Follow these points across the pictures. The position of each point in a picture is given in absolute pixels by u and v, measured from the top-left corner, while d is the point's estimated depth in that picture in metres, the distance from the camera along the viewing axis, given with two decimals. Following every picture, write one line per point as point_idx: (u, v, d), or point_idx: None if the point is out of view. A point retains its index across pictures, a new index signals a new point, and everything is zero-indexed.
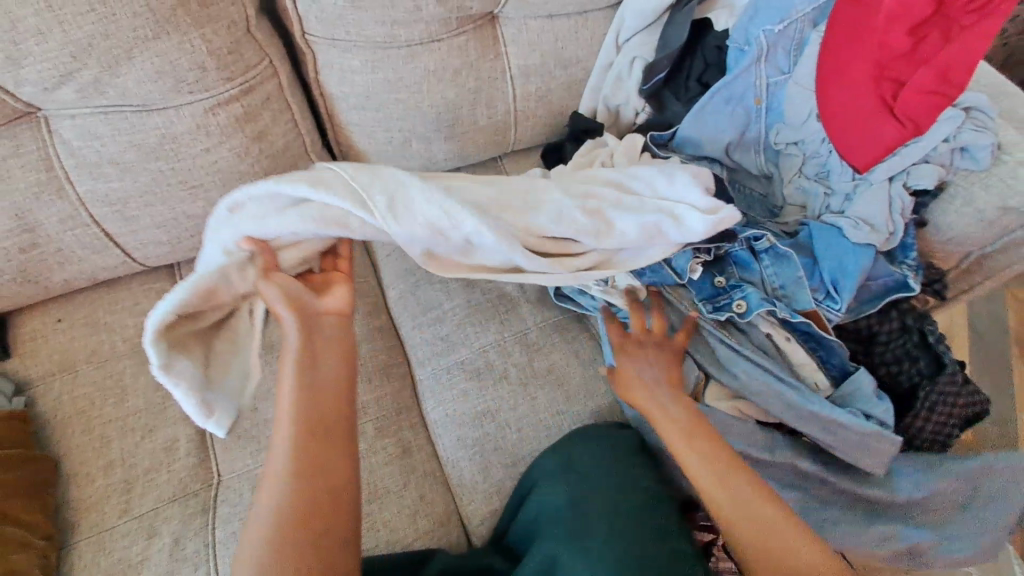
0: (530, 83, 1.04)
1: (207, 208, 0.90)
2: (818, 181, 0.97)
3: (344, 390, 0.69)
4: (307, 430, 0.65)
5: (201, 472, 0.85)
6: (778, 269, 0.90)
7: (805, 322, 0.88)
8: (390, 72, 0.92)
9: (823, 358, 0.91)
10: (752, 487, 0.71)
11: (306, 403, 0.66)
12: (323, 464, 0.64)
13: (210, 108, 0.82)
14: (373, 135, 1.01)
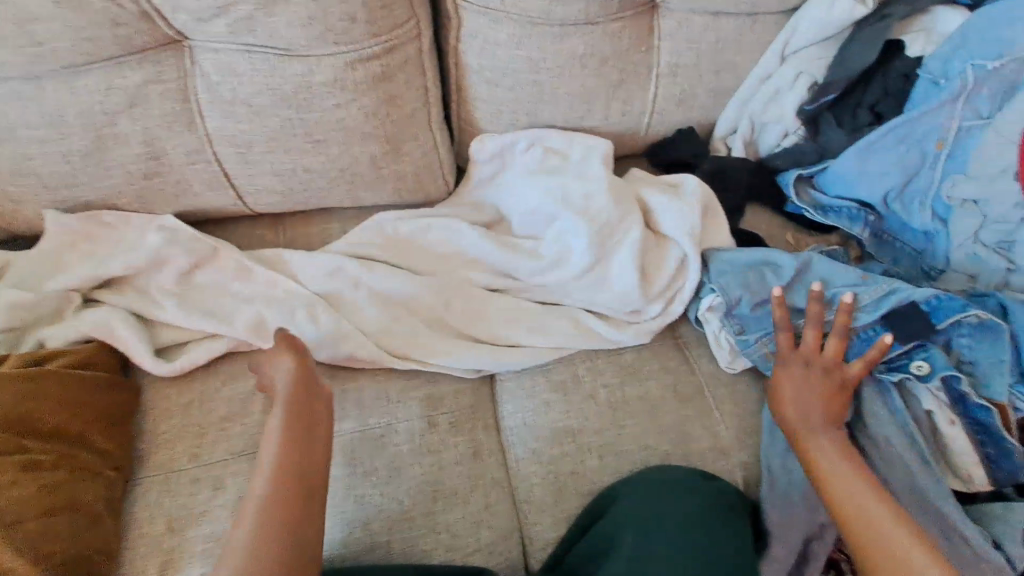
0: (675, 84, 0.95)
1: (325, 164, 0.87)
2: (998, 251, 0.84)
3: (132, 398, 0.82)
4: (294, 499, 0.63)
5: (270, 431, 0.82)
6: (974, 344, 0.80)
7: (987, 409, 0.78)
8: (534, 52, 0.86)
9: (990, 458, 0.79)
10: (867, 477, 0.71)
11: (289, 479, 0.65)
12: (296, 541, 0.60)
13: (350, 62, 0.79)
14: (498, 114, 0.95)
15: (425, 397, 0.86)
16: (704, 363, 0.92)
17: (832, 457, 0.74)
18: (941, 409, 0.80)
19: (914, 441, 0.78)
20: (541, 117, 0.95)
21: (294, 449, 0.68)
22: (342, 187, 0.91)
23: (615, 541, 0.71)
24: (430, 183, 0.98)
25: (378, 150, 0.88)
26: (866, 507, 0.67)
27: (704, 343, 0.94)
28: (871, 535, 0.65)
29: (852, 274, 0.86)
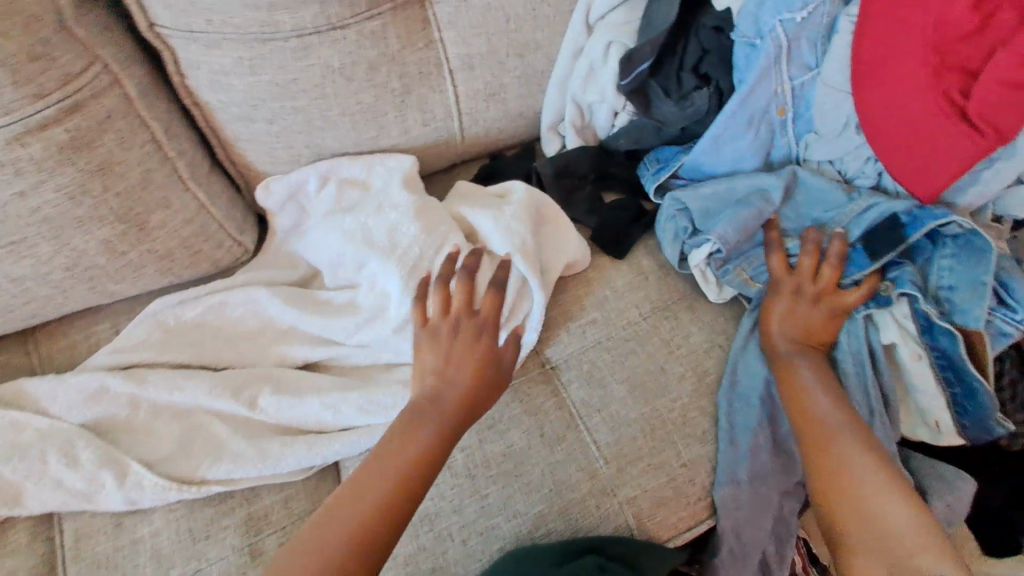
0: (475, 78, 0.81)
1: (38, 266, 0.70)
2: None
3: None
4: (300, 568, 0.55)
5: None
6: (954, 266, 0.68)
7: (948, 338, 0.66)
8: (278, 72, 0.69)
9: (956, 400, 0.68)
10: (851, 421, 0.63)
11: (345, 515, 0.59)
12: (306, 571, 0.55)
13: (15, 138, 0.60)
14: (272, 152, 0.78)
15: (244, 519, 0.71)
16: (575, 391, 0.81)
17: (813, 392, 0.65)
18: (905, 343, 0.68)
19: (857, 377, 0.69)
20: (325, 147, 0.78)
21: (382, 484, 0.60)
22: (83, 286, 0.74)
23: None
24: (214, 250, 0.81)
25: (111, 233, 0.71)
26: (855, 475, 0.59)
27: (575, 368, 0.82)
28: (867, 517, 0.57)
29: (836, 189, 0.73)
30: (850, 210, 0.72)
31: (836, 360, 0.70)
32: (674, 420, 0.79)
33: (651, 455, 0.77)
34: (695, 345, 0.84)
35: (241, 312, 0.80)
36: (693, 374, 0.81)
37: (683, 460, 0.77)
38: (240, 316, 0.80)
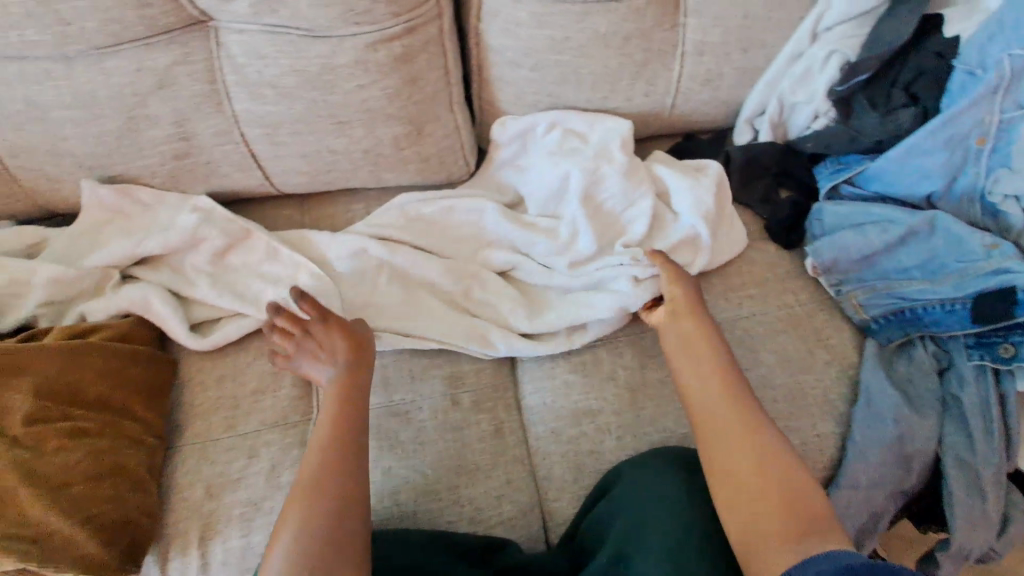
0: (700, 64, 0.93)
1: (348, 145, 0.88)
2: None
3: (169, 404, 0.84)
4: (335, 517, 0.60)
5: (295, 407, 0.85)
6: None
7: None
8: (558, 30, 0.85)
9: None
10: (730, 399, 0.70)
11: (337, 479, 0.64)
12: (341, 528, 0.60)
13: (372, 43, 0.78)
14: (520, 96, 0.95)
15: (448, 375, 0.89)
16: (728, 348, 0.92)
17: (699, 383, 0.73)
18: None
19: (982, 420, 0.82)
20: (563, 99, 0.94)
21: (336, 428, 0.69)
22: (366, 168, 0.92)
23: (622, 527, 0.71)
24: (452, 164, 0.99)
25: (400, 131, 0.89)
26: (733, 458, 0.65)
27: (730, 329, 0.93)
28: (744, 485, 0.63)
29: (976, 243, 0.85)
30: (983, 267, 0.85)
31: (959, 403, 0.84)
32: (813, 395, 0.88)
33: (789, 418, 0.87)
34: (842, 335, 0.92)
35: (464, 216, 0.97)
36: (835, 358, 0.91)
37: (817, 430, 0.86)
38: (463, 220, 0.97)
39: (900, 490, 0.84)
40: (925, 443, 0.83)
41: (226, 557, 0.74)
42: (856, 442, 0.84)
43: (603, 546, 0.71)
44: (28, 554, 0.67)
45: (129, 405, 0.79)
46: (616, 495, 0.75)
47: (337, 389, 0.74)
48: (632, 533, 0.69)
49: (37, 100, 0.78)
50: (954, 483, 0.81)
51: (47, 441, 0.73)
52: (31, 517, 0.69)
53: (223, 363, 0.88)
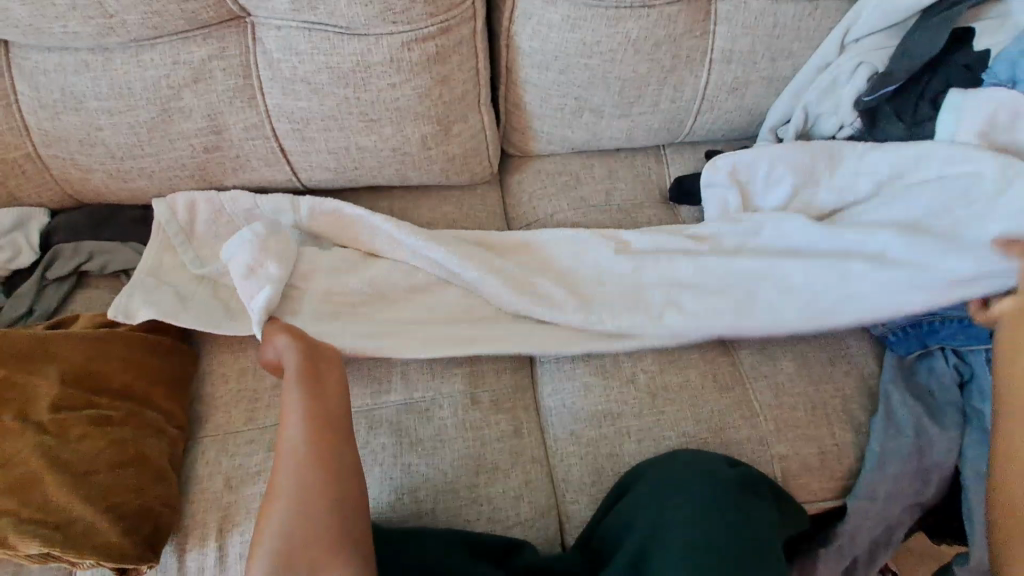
0: (727, 72, 0.94)
1: (377, 143, 0.88)
2: None
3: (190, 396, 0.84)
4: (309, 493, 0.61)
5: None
6: None
7: None
8: (589, 34, 0.85)
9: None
10: None
11: (310, 452, 0.64)
12: (314, 508, 0.60)
13: (407, 43, 0.79)
14: (547, 98, 0.95)
15: (468, 374, 0.89)
16: (748, 355, 0.92)
17: None
18: None
19: None
20: (590, 102, 0.95)
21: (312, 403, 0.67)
22: (393, 166, 0.92)
23: (635, 525, 0.72)
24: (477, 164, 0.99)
25: (429, 130, 0.90)
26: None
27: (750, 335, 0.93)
28: None
29: None
30: None
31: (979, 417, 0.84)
32: (834, 404, 0.88)
33: (810, 426, 0.86)
34: (861, 345, 0.92)
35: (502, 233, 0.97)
36: (855, 367, 0.91)
37: (836, 440, 0.85)
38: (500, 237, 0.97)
39: (916, 503, 0.83)
40: (942, 454, 0.83)
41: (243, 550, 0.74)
42: (873, 451, 0.83)
43: (619, 550, 0.71)
44: (50, 539, 0.67)
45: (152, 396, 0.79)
46: (630, 491, 0.77)
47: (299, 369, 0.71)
48: (654, 536, 0.69)
49: (75, 89, 0.79)
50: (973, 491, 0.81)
51: (70, 428, 0.73)
52: (56, 504, 0.69)
53: (243, 356, 0.88)
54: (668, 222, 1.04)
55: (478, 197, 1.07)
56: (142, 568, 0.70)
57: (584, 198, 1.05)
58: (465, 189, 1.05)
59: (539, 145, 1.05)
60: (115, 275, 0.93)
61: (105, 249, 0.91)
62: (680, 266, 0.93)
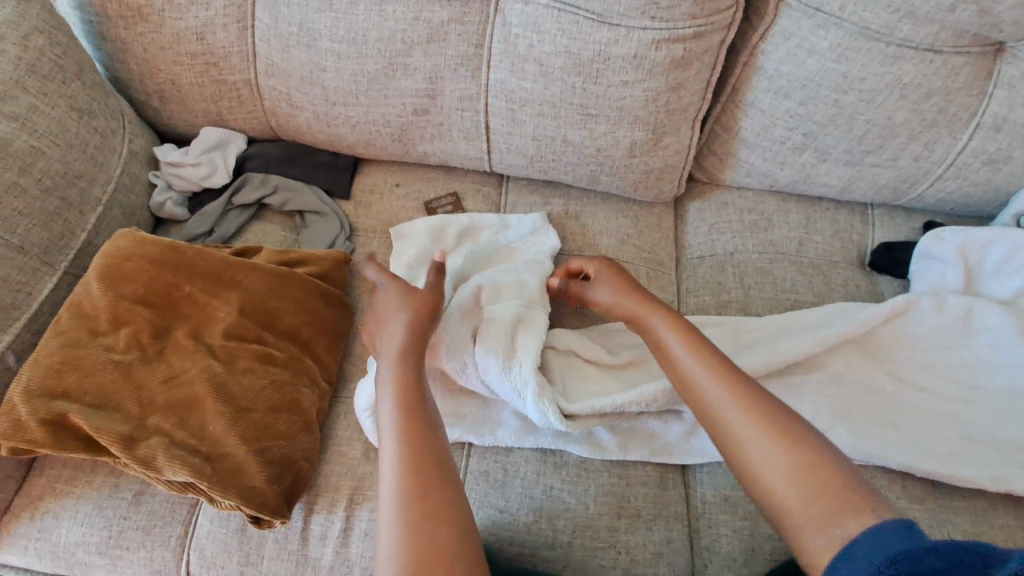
0: (992, 141, 0.82)
1: (584, 139, 0.83)
2: None
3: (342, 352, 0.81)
4: (419, 510, 0.52)
5: (452, 403, 0.77)
6: None
7: None
8: (854, 68, 0.76)
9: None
10: None
11: (412, 454, 0.56)
12: (433, 537, 0.51)
13: (657, 41, 0.73)
14: (769, 128, 0.87)
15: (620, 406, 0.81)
16: None
17: None
18: None
19: None
20: (819, 142, 0.85)
21: (408, 385, 0.61)
22: (589, 166, 0.86)
23: None
24: (669, 183, 0.92)
25: (640, 137, 0.83)
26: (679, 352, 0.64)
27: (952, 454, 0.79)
28: None
29: None
30: None
31: None
32: None
33: None
34: None
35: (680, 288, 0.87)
36: None
37: None
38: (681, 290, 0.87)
39: None
40: None
41: (369, 529, 0.70)
42: None
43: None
44: (199, 470, 0.64)
45: (314, 344, 0.77)
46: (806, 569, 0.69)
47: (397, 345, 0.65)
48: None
49: (312, 26, 0.79)
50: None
51: (238, 359, 0.72)
52: (212, 433, 0.67)
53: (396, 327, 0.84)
54: (866, 291, 0.92)
55: (654, 217, 0.99)
56: (274, 522, 0.67)
57: (772, 243, 0.95)
58: (643, 206, 0.98)
59: (735, 176, 0.96)
60: (289, 214, 0.93)
61: (288, 187, 0.91)
62: (893, 372, 0.82)
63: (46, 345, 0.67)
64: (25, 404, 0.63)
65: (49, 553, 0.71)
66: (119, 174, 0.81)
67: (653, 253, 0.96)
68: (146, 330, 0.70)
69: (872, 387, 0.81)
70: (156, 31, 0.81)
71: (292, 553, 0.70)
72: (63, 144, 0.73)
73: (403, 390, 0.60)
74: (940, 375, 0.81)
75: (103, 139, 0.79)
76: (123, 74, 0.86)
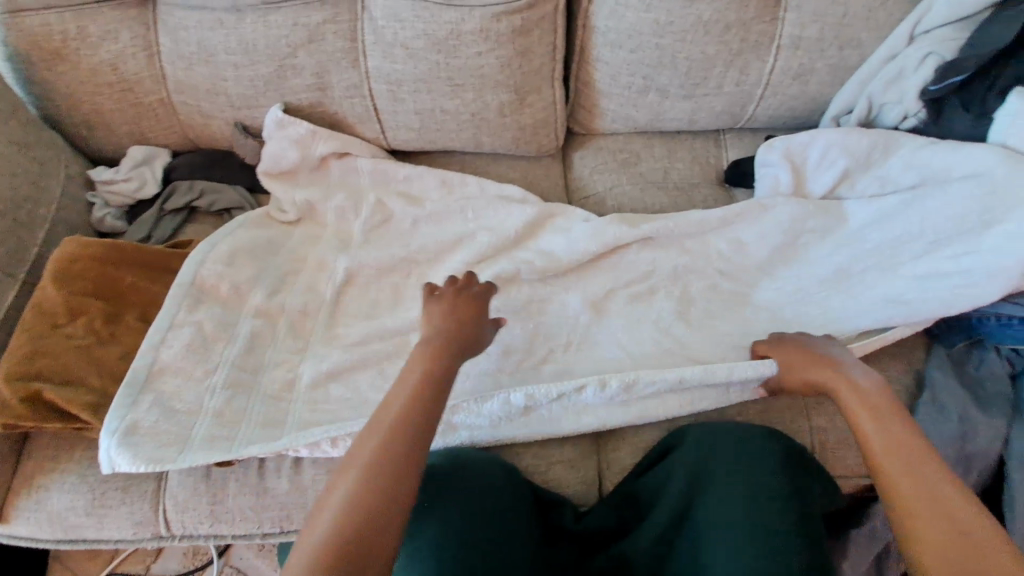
0: (795, 58, 0.97)
1: (459, 107, 0.97)
2: None
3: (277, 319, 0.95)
4: (361, 492, 0.52)
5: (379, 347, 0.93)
6: None
7: None
8: (663, 14, 0.92)
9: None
10: None
11: (372, 474, 0.54)
12: (381, 527, 0.51)
13: (496, 15, 0.88)
14: (616, 76, 1.02)
15: (522, 326, 0.96)
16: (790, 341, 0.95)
17: None
18: None
19: None
20: (656, 82, 1.01)
21: (405, 408, 0.60)
22: (470, 130, 1.01)
23: (676, 476, 0.79)
24: (545, 136, 1.06)
25: (506, 98, 0.97)
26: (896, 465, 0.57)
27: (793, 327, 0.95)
28: None
29: None
30: None
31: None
32: None
33: None
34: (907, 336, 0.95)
35: (549, 244, 1.01)
36: (900, 350, 0.94)
37: None
38: (554, 242, 1.01)
39: None
40: (984, 442, 0.85)
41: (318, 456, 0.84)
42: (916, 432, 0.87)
43: (658, 506, 0.79)
44: None
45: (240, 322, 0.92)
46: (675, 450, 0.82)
47: (418, 380, 0.65)
48: (696, 493, 0.76)
49: (209, 44, 0.92)
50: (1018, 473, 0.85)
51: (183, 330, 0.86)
52: None
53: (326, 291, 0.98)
54: (722, 203, 1.09)
55: (541, 168, 1.14)
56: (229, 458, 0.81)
57: (641, 175, 1.11)
58: (530, 160, 1.12)
59: (604, 123, 1.12)
60: (218, 213, 1.05)
61: (213, 189, 1.03)
62: (732, 275, 0.98)
63: (16, 339, 0.78)
64: (4, 387, 0.74)
65: (41, 523, 0.82)
66: (59, 195, 0.93)
67: (544, 199, 1.11)
68: (99, 318, 0.83)
69: (714, 288, 0.98)
70: (72, 68, 0.93)
71: (253, 486, 0.82)
72: (6, 172, 0.85)
73: (407, 414, 0.60)
74: (765, 269, 0.99)
75: (41, 165, 0.90)
76: (52, 110, 0.98)
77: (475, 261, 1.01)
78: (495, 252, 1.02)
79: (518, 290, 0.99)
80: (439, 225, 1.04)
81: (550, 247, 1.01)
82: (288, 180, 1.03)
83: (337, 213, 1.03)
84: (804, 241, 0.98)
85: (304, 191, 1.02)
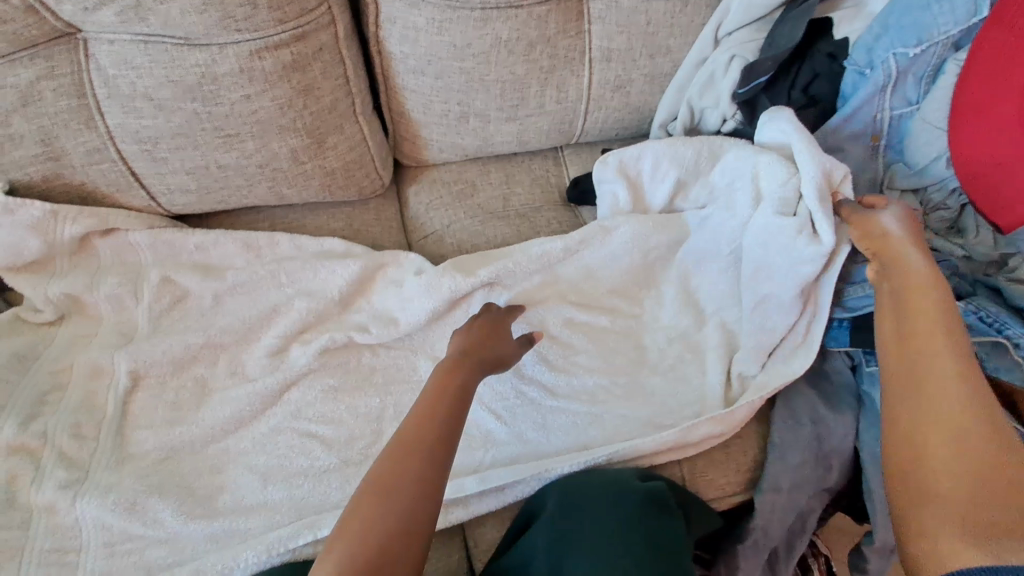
0: (609, 70, 0.93)
1: (241, 160, 0.82)
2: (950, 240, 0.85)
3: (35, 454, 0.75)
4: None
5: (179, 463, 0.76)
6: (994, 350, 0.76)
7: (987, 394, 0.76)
8: (458, 37, 0.84)
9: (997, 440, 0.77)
10: None
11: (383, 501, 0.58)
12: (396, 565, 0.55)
13: (256, 52, 0.74)
14: (429, 105, 0.92)
15: (359, 404, 0.83)
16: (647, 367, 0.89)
17: None
18: None
19: None
20: (472, 108, 0.92)
21: (399, 447, 0.62)
22: (264, 184, 0.85)
23: (534, 556, 0.70)
24: (363, 178, 0.93)
25: (298, 143, 0.83)
26: (920, 321, 0.65)
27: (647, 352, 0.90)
28: None
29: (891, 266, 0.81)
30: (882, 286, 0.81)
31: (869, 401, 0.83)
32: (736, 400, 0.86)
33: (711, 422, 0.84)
34: None
35: (381, 301, 0.89)
36: None
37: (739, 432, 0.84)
38: (387, 299, 0.89)
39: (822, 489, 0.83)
40: (839, 442, 0.83)
41: None
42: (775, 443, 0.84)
43: None
44: None
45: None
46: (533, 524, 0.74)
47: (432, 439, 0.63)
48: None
49: None
50: (871, 474, 0.80)
51: None
52: None
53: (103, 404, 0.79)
54: (568, 225, 1.02)
55: (371, 211, 1.01)
56: None
57: (480, 206, 1.02)
58: (356, 205, 0.99)
59: (432, 154, 1.01)
60: None
61: None
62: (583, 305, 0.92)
63: None
64: None
65: None
66: None
67: (377, 247, 0.98)
68: None
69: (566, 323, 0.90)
70: None
71: None
72: None
73: (410, 440, 0.63)
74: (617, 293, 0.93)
75: None
76: None
77: (296, 335, 0.86)
78: (319, 318, 0.87)
79: (352, 360, 0.86)
80: (247, 297, 0.87)
81: (384, 305, 0.89)
82: (39, 271, 0.82)
83: (111, 303, 0.83)
84: (650, 259, 0.94)
85: (62, 283, 0.82)
